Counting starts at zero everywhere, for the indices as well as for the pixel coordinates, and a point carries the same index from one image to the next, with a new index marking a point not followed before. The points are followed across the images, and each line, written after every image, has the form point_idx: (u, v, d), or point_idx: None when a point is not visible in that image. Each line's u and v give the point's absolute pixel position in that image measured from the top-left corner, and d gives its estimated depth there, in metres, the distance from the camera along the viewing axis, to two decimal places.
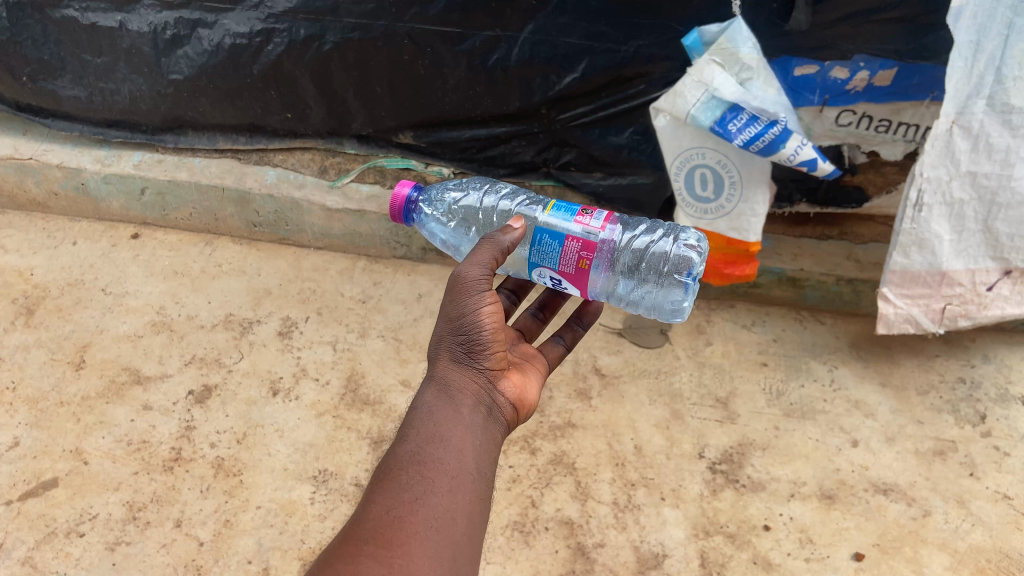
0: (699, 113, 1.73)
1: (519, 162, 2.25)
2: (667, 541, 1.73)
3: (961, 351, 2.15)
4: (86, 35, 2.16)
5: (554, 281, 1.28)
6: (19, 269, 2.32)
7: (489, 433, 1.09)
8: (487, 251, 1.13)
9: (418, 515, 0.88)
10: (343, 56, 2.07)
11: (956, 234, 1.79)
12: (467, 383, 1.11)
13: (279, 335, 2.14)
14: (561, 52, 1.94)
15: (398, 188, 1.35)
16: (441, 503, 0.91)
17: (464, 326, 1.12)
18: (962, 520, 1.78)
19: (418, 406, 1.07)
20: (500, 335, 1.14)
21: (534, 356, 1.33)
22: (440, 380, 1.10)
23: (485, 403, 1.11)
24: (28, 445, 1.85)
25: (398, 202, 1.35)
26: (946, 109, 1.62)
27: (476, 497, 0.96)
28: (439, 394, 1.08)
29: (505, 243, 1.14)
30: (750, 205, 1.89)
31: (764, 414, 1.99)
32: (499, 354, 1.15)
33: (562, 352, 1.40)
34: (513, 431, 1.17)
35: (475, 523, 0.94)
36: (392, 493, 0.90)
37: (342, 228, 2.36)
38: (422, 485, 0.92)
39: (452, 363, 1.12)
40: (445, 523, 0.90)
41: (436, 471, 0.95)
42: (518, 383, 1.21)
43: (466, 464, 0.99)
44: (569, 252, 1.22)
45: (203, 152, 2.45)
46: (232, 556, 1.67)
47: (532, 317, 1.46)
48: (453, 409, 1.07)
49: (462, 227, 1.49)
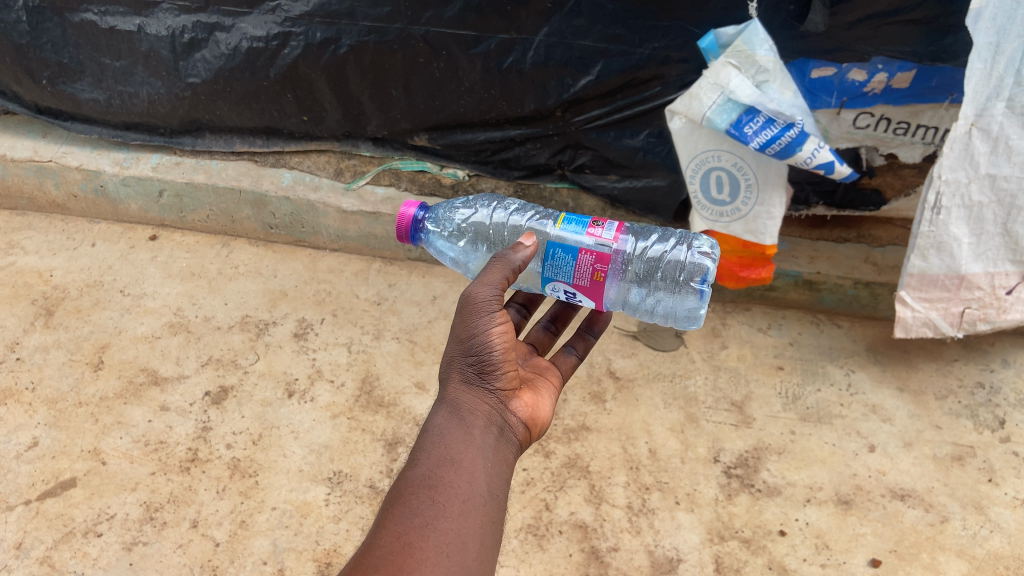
0: (715, 115, 1.72)
1: (534, 164, 2.25)
2: (682, 545, 1.72)
3: (980, 356, 2.13)
4: (104, 38, 2.19)
5: (567, 294, 1.27)
6: (39, 271, 2.35)
7: (501, 453, 1.09)
8: (497, 272, 1.13)
9: (428, 541, 0.88)
10: (359, 59, 2.07)
11: (975, 237, 1.77)
12: (478, 404, 1.11)
13: (295, 337, 2.15)
14: (576, 55, 1.94)
15: (404, 209, 1.36)
16: (452, 527, 0.91)
17: (475, 347, 1.12)
18: (980, 526, 1.76)
19: (429, 428, 1.07)
20: (511, 354, 1.15)
21: (547, 369, 1.33)
22: (452, 402, 1.11)
23: (497, 423, 1.11)
24: (47, 444, 1.87)
25: (404, 223, 1.36)
26: (965, 111, 1.60)
27: (488, 520, 0.96)
28: (449, 416, 1.09)
29: (515, 263, 1.15)
30: (766, 208, 1.87)
31: (780, 418, 1.98)
32: (510, 374, 1.15)
33: (576, 362, 1.40)
34: (526, 450, 1.17)
35: (487, 546, 0.94)
36: (403, 519, 0.90)
37: (358, 230, 2.37)
38: (432, 510, 0.92)
39: (463, 384, 1.12)
40: (457, 548, 0.89)
41: (447, 495, 0.95)
42: (530, 401, 1.21)
43: (478, 486, 0.99)
44: (583, 265, 1.22)
45: (220, 155, 2.46)
46: (248, 557, 1.68)
47: (543, 330, 1.46)
48: (465, 431, 1.07)
49: (471, 245, 1.49)
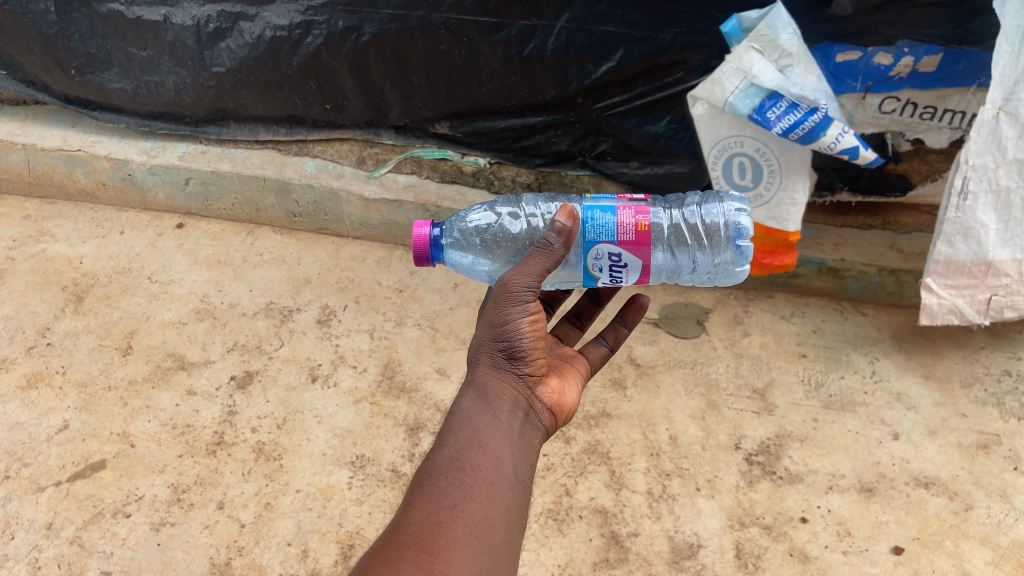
0: (737, 100, 1.72)
1: (555, 151, 2.25)
2: (703, 531, 1.73)
3: (1007, 344, 2.10)
4: (131, 29, 2.21)
5: (612, 264, 1.19)
6: (70, 258, 2.39)
7: (527, 438, 1.09)
8: (538, 261, 1.11)
9: (457, 521, 0.89)
10: (381, 47, 2.09)
11: (1002, 223, 1.74)
12: (506, 389, 1.11)
13: (318, 323, 2.17)
14: (598, 41, 1.94)
15: (417, 229, 1.26)
16: (481, 509, 0.92)
17: (507, 333, 1.12)
18: (1005, 514, 1.74)
19: (456, 411, 1.08)
20: (541, 341, 1.15)
21: (573, 358, 1.34)
22: (480, 385, 1.11)
23: (523, 408, 1.12)
24: (77, 427, 1.91)
25: (420, 243, 1.26)
26: (992, 95, 1.59)
27: (514, 504, 0.97)
28: (477, 399, 1.09)
29: (561, 252, 1.10)
30: (789, 194, 1.86)
31: (803, 406, 1.97)
32: (539, 361, 1.16)
33: (606, 353, 1.39)
34: (551, 436, 1.18)
35: (513, 529, 0.95)
36: (432, 498, 0.91)
37: (380, 218, 2.39)
38: (461, 491, 0.93)
39: (493, 368, 1.12)
40: (484, 530, 0.91)
41: (476, 477, 0.96)
42: (556, 388, 1.21)
43: (505, 471, 0.99)
44: (626, 219, 1.18)
45: (245, 144, 2.49)
46: (273, 538, 1.71)
47: (570, 326, 1.47)
48: (493, 415, 1.07)
49: (489, 249, 1.37)
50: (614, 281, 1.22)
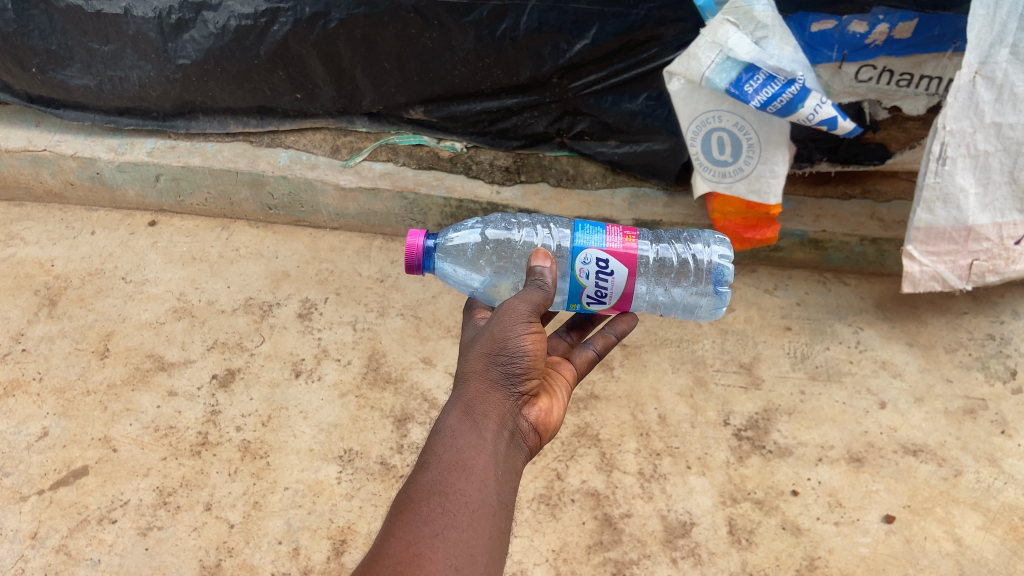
0: (714, 75, 1.69)
1: (533, 133, 2.22)
2: (695, 509, 1.72)
3: (990, 307, 2.11)
4: (92, 23, 2.15)
5: (599, 270, 1.17)
6: (40, 261, 2.34)
7: (511, 460, 1.03)
8: (535, 292, 1.13)
9: (437, 552, 0.83)
10: (350, 33, 2.04)
11: (981, 188, 1.75)
12: (495, 408, 1.05)
13: (299, 317, 2.14)
14: (571, 19, 1.90)
15: (411, 238, 1.24)
16: (462, 539, 0.86)
17: (505, 349, 1.07)
18: (994, 478, 1.76)
19: (441, 429, 1.01)
20: (538, 362, 1.10)
21: (559, 365, 1.31)
22: (468, 403, 1.04)
23: (509, 428, 1.06)
24: (57, 434, 1.88)
25: (412, 252, 1.24)
26: (969, 59, 1.57)
27: (497, 532, 0.91)
28: (463, 417, 1.02)
29: (551, 288, 1.14)
30: (769, 167, 1.84)
31: (790, 378, 1.97)
32: (533, 381, 1.11)
33: (594, 357, 1.35)
34: (535, 457, 1.12)
35: (494, 559, 0.88)
36: (413, 526, 0.85)
37: (357, 208, 2.36)
38: (443, 518, 0.87)
39: (485, 384, 1.06)
40: (465, 561, 0.84)
41: (458, 503, 0.89)
42: (544, 407, 1.16)
43: (489, 496, 0.93)
44: (614, 233, 1.19)
45: (215, 137, 2.44)
46: (263, 537, 1.69)
47: (560, 338, 1.44)
48: (478, 435, 1.00)
49: (480, 266, 1.36)
50: (599, 292, 1.19)
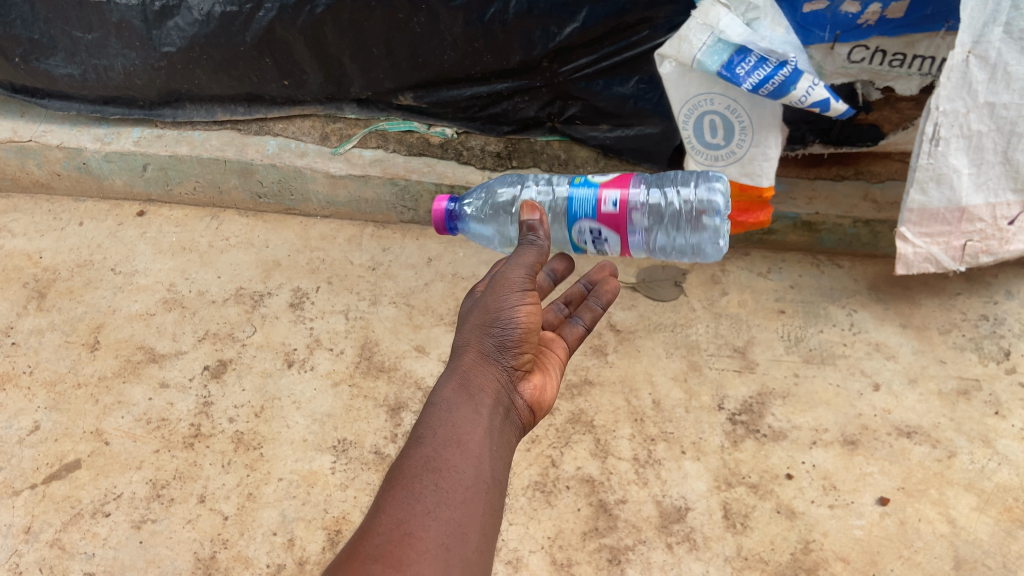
0: (705, 58, 1.67)
1: (524, 118, 2.20)
2: (690, 494, 1.72)
3: (983, 288, 2.11)
4: (74, 11, 2.11)
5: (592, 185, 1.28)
6: (28, 253, 2.31)
7: (505, 435, 1.02)
8: (530, 251, 1.14)
9: (428, 531, 0.82)
10: (337, 18, 2.01)
11: (975, 167, 1.74)
12: (489, 381, 1.05)
13: (291, 307, 2.13)
14: (560, 2, 1.88)
15: (436, 203, 1.33)
16: (455, 517, 0.85)
17: (499, 320, 1.08)
18: (988, 459, 1.76)
19: (435, 401, 1.00)
20: (532, 335, 1.10)
21: (551, 340, 1.30)
22: (463, 375, 1.04)
23: (503, 403, 1.05)
24: (49, 428, 1.87)
25: (439, 215, 1.34)
26: (961, 39, 1.56)
27: (489, 509, 0.90)
28: (458, 390, 1.01)
29: (546, 247, 1.17)
30: (761, 149, 1.83)
31: (783, 361, 1.97)
32: (526, 355, 1.11)
33: (583, 332, 1.36)
34: (528, 433, 1.11)
35: (486, 537, 0.88)
36: (404, 504, 0.84)
37: (348, 195, 2.34)
38: (435, 496, 0.86)
39: (480, 356, 1.06)
40: (457, 540, 0.83)
41: (452, 480, 0.89)
42: (538, 383, 1.15)
43: (483, 472, 0.92)
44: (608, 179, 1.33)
45: (203, 125, 2.41)
46: (258, 529, 1.68)
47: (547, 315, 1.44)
48: (473, 409, 1.00)
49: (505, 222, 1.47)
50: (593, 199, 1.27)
